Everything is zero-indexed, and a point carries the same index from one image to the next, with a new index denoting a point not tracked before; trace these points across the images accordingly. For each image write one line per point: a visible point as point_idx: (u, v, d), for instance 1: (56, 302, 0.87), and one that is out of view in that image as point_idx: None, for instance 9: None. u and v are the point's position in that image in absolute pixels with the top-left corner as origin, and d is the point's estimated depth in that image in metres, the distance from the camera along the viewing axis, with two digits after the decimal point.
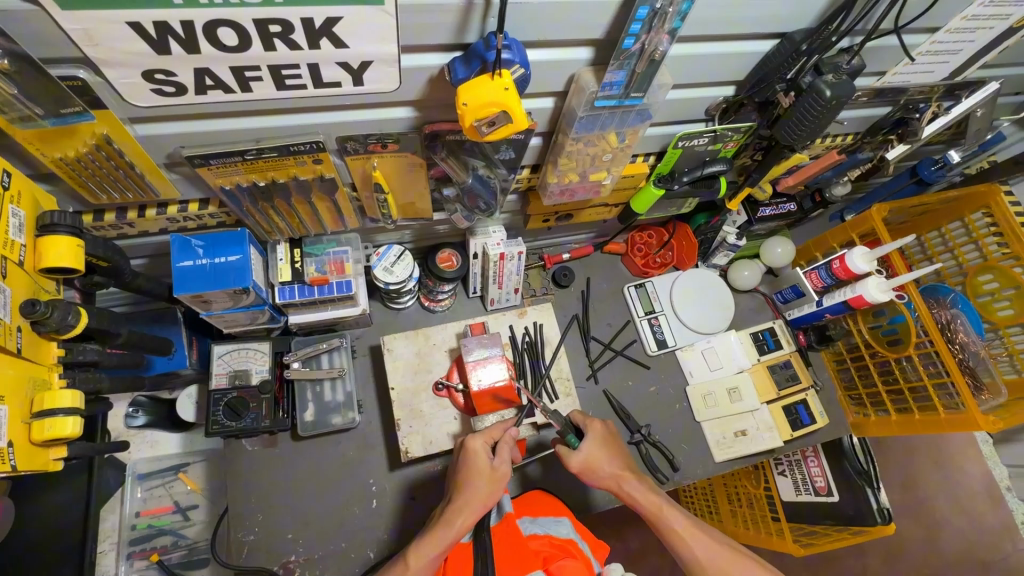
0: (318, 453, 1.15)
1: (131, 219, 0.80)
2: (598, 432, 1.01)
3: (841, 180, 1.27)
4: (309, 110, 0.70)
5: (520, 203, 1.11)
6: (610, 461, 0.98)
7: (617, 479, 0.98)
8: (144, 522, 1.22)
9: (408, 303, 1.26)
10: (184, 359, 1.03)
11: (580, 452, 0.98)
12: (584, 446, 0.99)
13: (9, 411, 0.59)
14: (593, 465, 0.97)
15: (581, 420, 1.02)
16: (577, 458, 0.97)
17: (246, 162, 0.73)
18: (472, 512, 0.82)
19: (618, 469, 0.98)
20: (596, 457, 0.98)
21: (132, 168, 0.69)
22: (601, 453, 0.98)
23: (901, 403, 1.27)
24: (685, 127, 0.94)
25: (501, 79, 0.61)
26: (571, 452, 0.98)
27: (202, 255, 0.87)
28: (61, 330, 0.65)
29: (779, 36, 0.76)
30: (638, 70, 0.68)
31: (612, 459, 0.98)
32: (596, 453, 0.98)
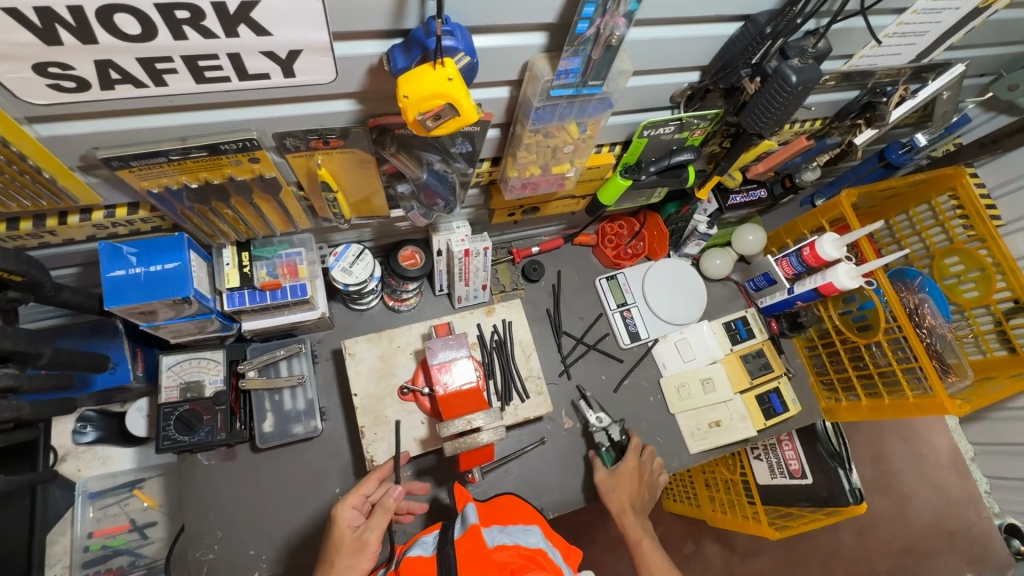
0: (280, 464, 1.10)
1: (51, 227, 0.73)
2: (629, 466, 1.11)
3: (811, 165, 1.25)
4: (238, 104, 0.63)
5: (483, 197, 1.06)
6: (625, 498, 1.08)
7: (621, 513, 1.07)
8: (98, 542, 1.15)
9: (371, 303, 1.20)
10: (128, 373, 0.97)
11: (607, 472, 1.11)
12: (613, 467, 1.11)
13: None
14: (611, 492, 1.09)
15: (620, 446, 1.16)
16: (602, 475, 1.11)
17: (172, 163, 0.66)
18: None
19: (628, 509, 1.07)
20: (617, 480, 1.09)
21: (40, 173, 0.62)
22: (625, 476, 1.09)
23: (871, 387, 1.27)
24: (650, 115, 0.90)
25: (444, 69, 0.56)
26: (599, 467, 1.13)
27: (135, 264, 0.80)
28: None
29: (743, 18, 0.72)
30: (595, 56, 0.64)
31: (629, 497, 1.08)
32: (619, 478, 1.10)
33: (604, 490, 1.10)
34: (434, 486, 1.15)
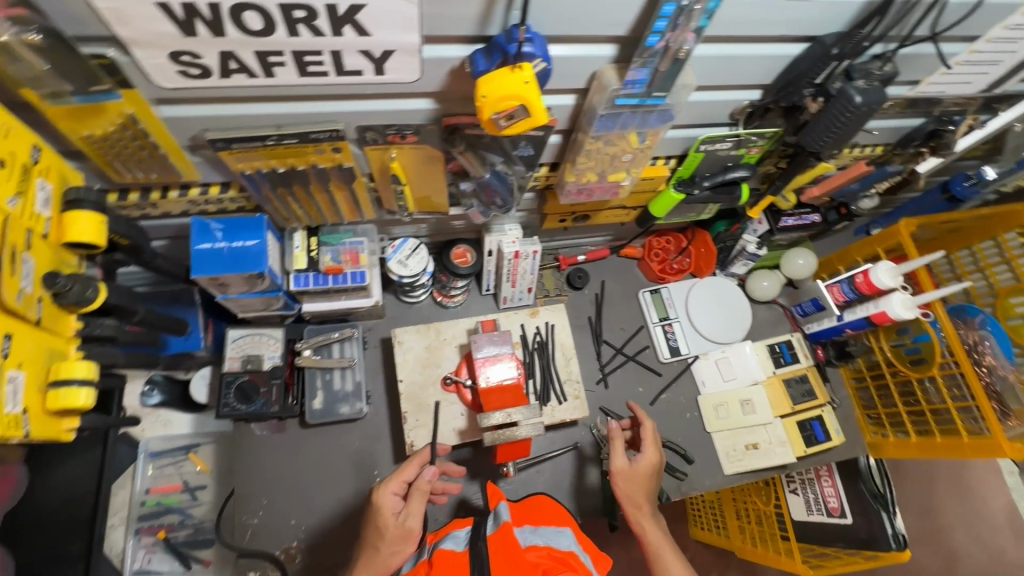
0: (324, 441, 1.15)
1: (154, 200, 0.82)
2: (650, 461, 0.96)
3: (869, 193, 1.26)
4: (329, 97, 0.70)
5: (537, 201, 1.10)
6: (642, 490, 0.93)
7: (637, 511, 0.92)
8: (153, 499, 1.23)
9: (421, 297, 1.26)
10: (199, 341, 1.05)
11: (626, 462, 0.94)
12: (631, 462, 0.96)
13: (27, 377, 0.58)
14: (627, 482, 0.93)
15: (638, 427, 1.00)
16: (620, 465, 0.94)
17: (266, 147, 0.74)
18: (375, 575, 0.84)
19: (643, 502, 0.93)
20: (637, 474, 0.94)
21: (156, 150, 0.70)
22: (644, 471, 0.94)
23: (921, 425, 1.22)
24: (708, 130, 0.92)
25: (522, 73, 0.61)
26: (619, 454, 0.95)
27: (220, 239, 0.88)
28: (80, 304, 0.66)
29: (809, 40, 0.74)
30: (662, 68, 0.67)
31: (644, 490, 0.94)
32: (639, 474, 0.94)
33: (621, 480, 0.93)
34: (467, 478, 1.18)
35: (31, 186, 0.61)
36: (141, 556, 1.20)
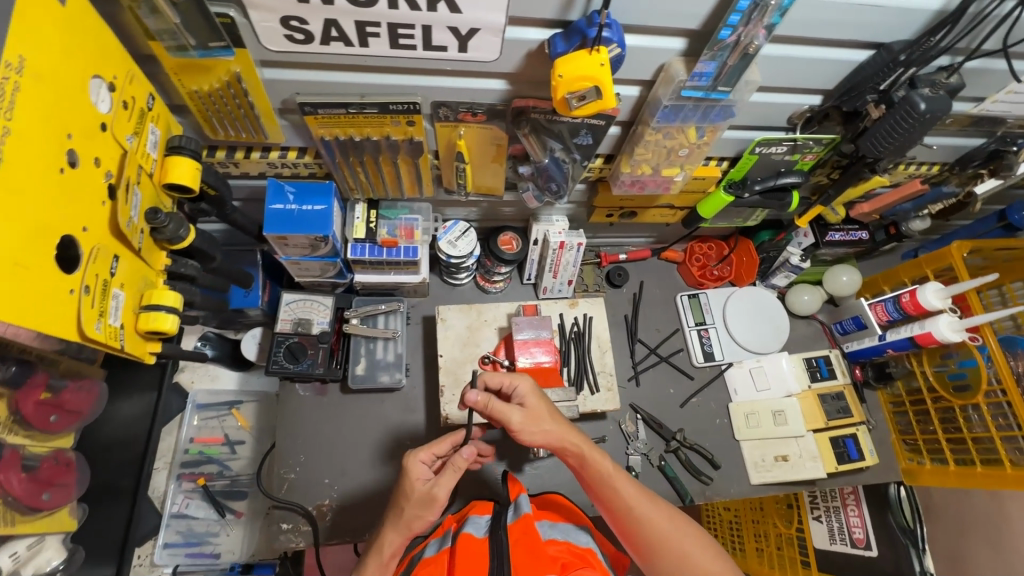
0: (361, 408, 1.20)
1: (238, 158, 0.89)
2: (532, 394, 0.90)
3: (921, 214, 1.22)
4: (411, 71, 0.75)
5: (587, 194, 1.13)
6: (552, 421, 0.89)
7: (563, 441, 0.89)
8: (196, 448, 1.30)
9: (465, 280, 1.30)
10: (257, 299, 1.11)
11: (520, 412, 0.87)
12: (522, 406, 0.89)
13: (126, 297, 0.64)
14: (534, 429, 0.87)
15: (501, 381, 0.90)
16: (517, 417, 0.87)
17: (348, 115, 0.79)
18: (401, 535, 0.87)
19: (561, 429, 0.89)
20: (537, 413, 0.88)
21: (252, 109, 0.76)
22: (538, 405, 0.89)
23: (961, 454, 1.19)
24: (765, 133, 0.94)
25: (598, 56, 0.64)
26: (508, 410, 0.87)
27: (292, 201, 0.94)
28: (173, 241, 0.72)
29: (876, 47, 0.76)
30: (729, 63, 0.70)
31: (553, 417, 0.90)
32: (537, 411, 0.89)
33: (526, 428, 0.87)
34: (495, 459, 1.20)
35: (144, 129, 0.68)
36: (181, 500, 1.26)
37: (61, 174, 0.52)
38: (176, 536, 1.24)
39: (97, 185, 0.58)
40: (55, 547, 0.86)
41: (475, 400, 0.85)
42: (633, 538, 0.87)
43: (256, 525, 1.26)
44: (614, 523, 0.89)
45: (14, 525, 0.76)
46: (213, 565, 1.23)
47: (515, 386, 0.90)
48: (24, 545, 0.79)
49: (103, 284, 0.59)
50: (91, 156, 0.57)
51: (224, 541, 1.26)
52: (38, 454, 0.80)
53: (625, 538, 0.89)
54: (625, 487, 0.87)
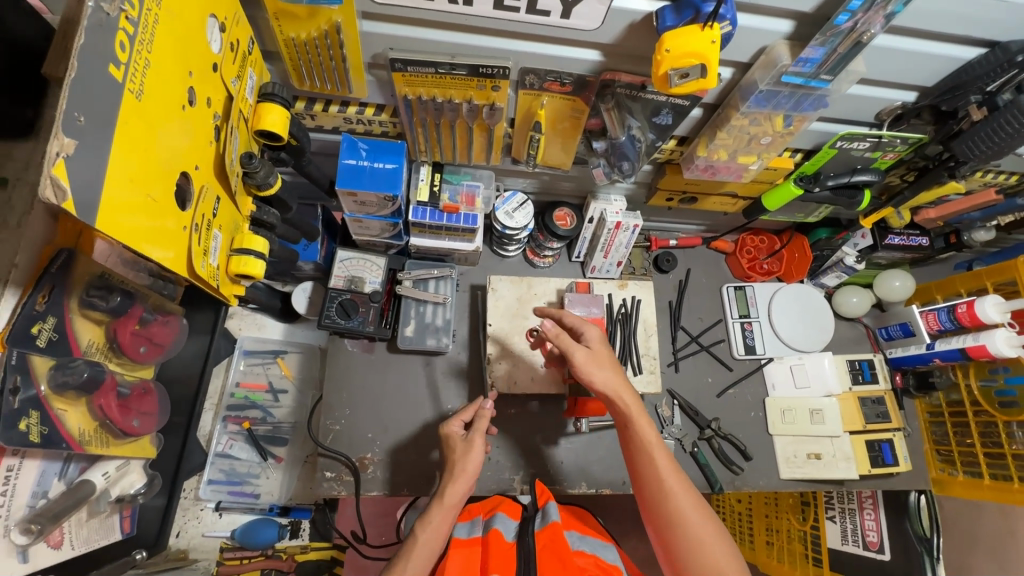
0: (405, 368, 1.22)
1: (317, 111, 0.89)
2: (597, 337, 0.92)
3: (987, 224, 1.20)
4: (506, 34, 0.75)
5: (652, 175, 1.12)
6: (613, 368, 0.89)
7: (619, 393, 0.88)
8: (241, 392, 1.34)
9: (514, 252, 1.31)
10: (316, 254, 1.14)
11: (584, 350, 0.89)
12: (587, 345, 0.91)
13: (222, 238, 0.65)
14: (594, 370, 0.88)
15: (575, 322, 0.94)
16: (580, 354, 0.88)
17: (436, 75, 0.79)
18: (463, 484, 0.94)
19: (619, 380, 0.88)
20: (600, 357, 0.89)
21: (343, 62, 0.76)
22: (604, 350, 0.90)
23: (997, 469, 1.19)
24: (849, 127, 0.91)
25: (710, 32, 0.63)
26: (573, 346, 0.89)
27: (364, 157, 0.95)
28: (262, 187, 0.73)
29: (990, 45, 0.73)
30: (840, 50, 0.68)
31: (615, 367, 0.90)
32: (599, 354, 0.90)
33: (590, 368, 0.88)
34: (532, 429, 1.22)
35: (244, 73, 0.68)
36: (225, 441, 1.30)
37: (182, 110, 0.53)
38: (219, 473, 1.28)
39: (207, 125, 0.59)
40: (137, 472, 0.91)
41: (545, 328, 0.91)
42: (656, 514, 0.84)
43: (294, 474, 1.31)
44: (641, 493, 0.87)
45: (106, 446, 0.79)
46: (253, 505, 1.28)
47: (585, 330, 0.93)
48: (114, 465, 0.84)
49: (207, 223, 0.60)
50: (204, 95, 0.58)
51: (264, 483, 1.30)
52: (129, 381, 0.83)
53: (648, 515, 0.86)
54: (665, 464, 0.85)
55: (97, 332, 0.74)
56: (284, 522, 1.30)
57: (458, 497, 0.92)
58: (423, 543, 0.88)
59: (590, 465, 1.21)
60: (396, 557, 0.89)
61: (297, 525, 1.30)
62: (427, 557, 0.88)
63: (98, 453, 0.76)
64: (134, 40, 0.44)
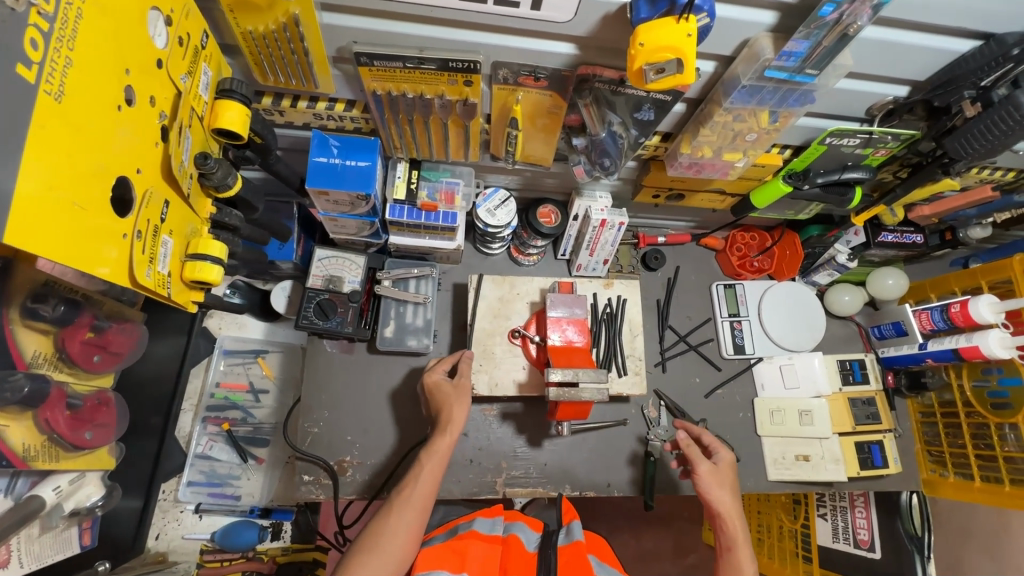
0: (385, 369, 1.19)
1: (284, 107, 0.86)
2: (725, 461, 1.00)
3: (983, 221, 1.17)
4: (476, 27, 0.71)
5: (636, 171, 1.08)
6: (730, 494, 0.96)
7: (729, 515, 0.95)
8: (222, 393, 1.31)
9: (498, 250, 1.27)
10: (291, 253, 1.11)
11: (709, 466, 0.98)
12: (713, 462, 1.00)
13: (173, 244, 0.62)
14: (712, 486, 0.96)
15: (710, 441, 1.04)
16: (704, 468, 0.97)
17: (404, 70, 0.75)
18: (458, 418, 1.01)
19: (731, 507, 0.95)
20: (721, 476, 0.97)
21: (306, 57, 0.73)
22: (728, 472, 0.98)
23: (988, 471, 1.17)
24: (839, 123, 0.88)
25: (686, 25, 0.59)
26: (700, 459, 0.98)
27: (335, 155, 0.91)
28: (220, 188, 0.70)
29: (984, 37, 0.70)
30: (825, 43, 0.65)
31: (732, 493, 0.97)
32: (722, 475, 0.98)
33: (710, 487, 0.96)
34: (514, 431, 1.20)
35: (197, 69, 0.64)
36: (204, 442, 1.28)
37: (118, 111, 0.50)
38: (199, 475, 1.26)
39: (151, 126, 0.56)
40: (93, 484, 0.88)
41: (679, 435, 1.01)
42: None
43: (276, 475, 1.30)
44: None
45: (55, 461, 0.76)
46: (233, 507, 1.26)
47: (717, 450, 1.02)
48: (66, 480, 0.81)
49: (154, 229, 0.57)
50: (147, 94, 0.55)
51: (246, 484, 1.29)
52: (82, 391, 0.80)
53: None
54: None
55: (44, 343, 0.72)
56: (266, 523, 1.27)
57: (458, 429, 1.00)
58: (429, 470, 0.95)
59: (574, 467, 1.19)
60: (401, 486, 0.94)
61: (278, 527, 1.27)
62: (432, 483, 0.94)
63: (47, 468, 0.74)
64: (49, 37, 0.41)
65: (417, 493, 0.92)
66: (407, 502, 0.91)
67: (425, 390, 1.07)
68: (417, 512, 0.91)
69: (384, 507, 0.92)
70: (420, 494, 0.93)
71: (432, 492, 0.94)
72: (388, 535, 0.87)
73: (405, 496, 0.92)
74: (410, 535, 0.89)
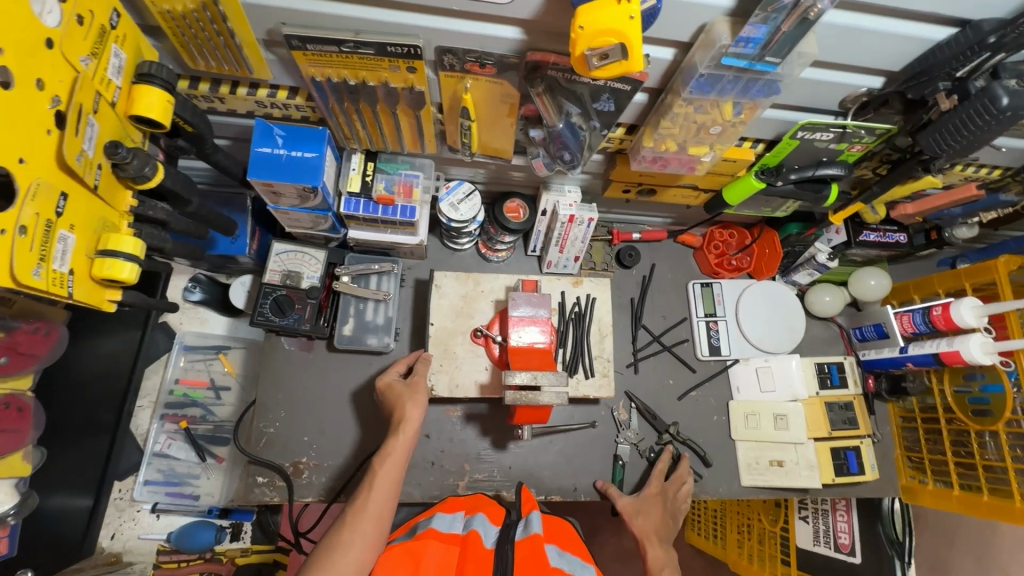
0: (345, 367, 1.16)
1: (223, 94, 0.81)
2: (654, 494, 1.11)
3: (969, 221, 1.11)
4: (414, 8, 0.66)
5: (604, 165, 1.03)
6: (644, 521, 1.07)
7: (647, 537, 1.06)
8: (181, 389, 1.27)
9: (466, 246, 1.23)
10: (245, 247, 1.07)
11: (627, 498, 1.10)
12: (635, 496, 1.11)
13: (77, 240, 0.58)
14: (631, 515, 1.07)
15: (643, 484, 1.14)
16: (622, 501, 1.09)
17: (340, 55, 0.70)
18: (413, 421, 0.97)
19: (646, 532, 1.06)
20: (637, 505, 1.09)
21: (232, 38, 0.68)
22: (650, 500, 1.10)
23: (968, 479, 1.12)
24: (811, 116, 0.83)
25: (628, 6, 0.55)
26: (617, 495, 1.10)
27: (280, 145, 0.86)
28: (137, 180, 0.65)
29: (961, 24, 0.65)
30: (784, 29, 0.60)
31: (651, 521, 1.07)
32: (643, 504, 1.09)
33: (628, 516, 1.07)
34: (478, 433, 1.16)
35: (105, 50, 0.59)
36: (163, 440, 1.24)
37: None
38: (157, 474, 1.24)
39: (39, 112, 0.51)
40: (5, 492, 0.84)
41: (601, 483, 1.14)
42: None
43: (236, 474, 1.26)
44: None
45: None
46: (192, 507, 1.24)
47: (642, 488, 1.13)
48: None
49: (46, 225, 0.53)
50: (31, 76, 0.50)
51: (205, 483, 1.26)
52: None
53: None
54: None
55: None
56: (224, 523, 1.25)
57: (413, 428, 0.97)
58: (385, 473, 0.91)
59: (540, 470, 1.15)
60: (357, 495, 0.89)
61: (238, 528, 1.25)
62: (389, 487, 0.90)
63: None
64: None
65: (374, 500, 0.87)
66: (362, 511, 0.85)
67: (379, 390, 1.06)
68: (375, 522, 0.85)
69: (338, 519, 0.86)
70: (377, 500, 0.87)
71: (390, 498, 0.89)
72: (344, 546, 0.81)
73: (361, 504, 0.87)
74: (369, 543, 0.82)
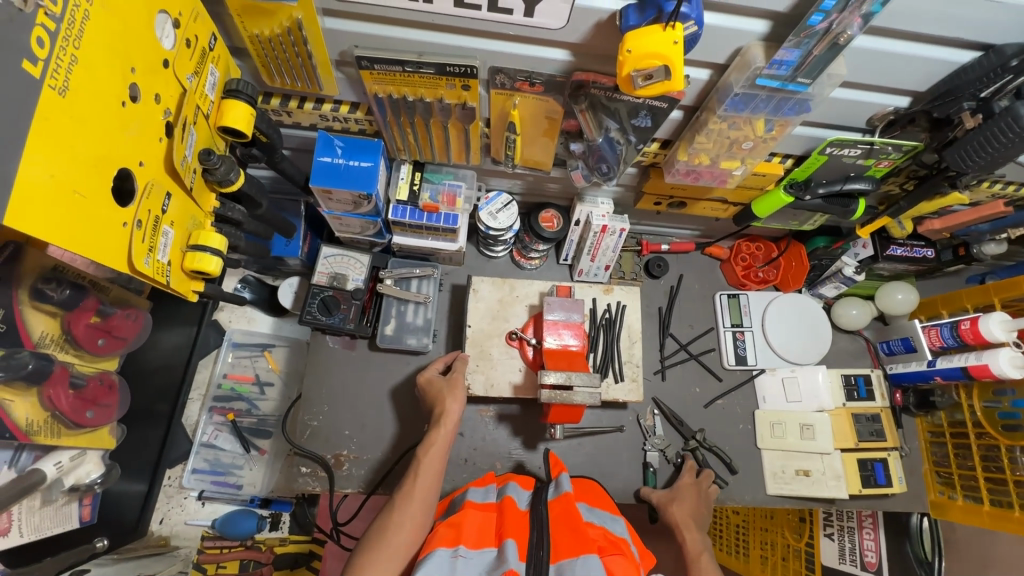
0: (385, 366, 1.22)
1: (291, 108, 0.89)
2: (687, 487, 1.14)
3: (997, 237, 1.13)
4: (473, 33, 0.73)
5: (637, 177, 1.09)
6: (681, 509, 1.09)
7: (684, 525, 1.07)
8: (228, 383, 1.35)
9: (501, 253, 1.29)
10: (297, 250, 1.15)
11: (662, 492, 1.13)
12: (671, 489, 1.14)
13: (174, 234, 0.65)
14: (665, 505, 1.10)
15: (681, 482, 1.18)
16: (657, 494, 1.13)
17: (401, 74, 0.77)
18: (453, 416, 1.02)
19: (683, 519, 1.07)
20: (673, 495, 1.12)
21: (309, 59, 0.76)
22: (684, 491, 1.13)
23: (999, 495, 1.12)
24: (839, 133, 0.87)
25: (672, 33, 0.60)
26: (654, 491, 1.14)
27: (339, 155, 0.94)
28: (223, 183, 0.73)
29: (984, 48, 0.69)
30: (815, 53, 0.65)
31: (686, 509, 1.09)
32: (678, 494, 1.12)
33: (663, 506, 1.10)
34: (510, 433, 1.20)
35: (203, 70, 0.67)
36: (210, 431, 1.32)
37: (123, 107, 0.54)
38: (204, 463, 1.31)
39: (155, 122, 0.59)
40: (93, 462, 0.91)
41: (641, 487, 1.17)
42: None
43: (277, 466, 1.34)
44: None
45: (59, 437, 0.81)
46: (234, 496, 1.30)
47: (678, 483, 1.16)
48: (67, 456, 0.85)
49: (154, 220, 0.61)
50: (153, 91, 0.58)
51: (247, 474, 1.32)
52: (86, 372, 0.85)
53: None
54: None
55: (51, 324, 0.78)
56: (265, 513, 1.32)
57: (453, 422, 1.02)
58: (428, 463, 0.95)
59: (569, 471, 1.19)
60: (403, 483, 0.94)
61: (277, 518, 1.32)
62: (433, 476, 0.94)
63: (50, 444, 0.79)
64: (56, 36, 0.45)
65: (419, 488, 0.92)
66: (409, 497, 0.90)
67: (420, 386, 1.11)
68: (420, 508, 0.90)
69: (386, 505, 0.91)
70: (422, 487, 0.92)
71: (434, 487, 0.94)
72: (393, 530, 0.86)
73: (408, 490, 0.91)
74: (415, 526, 0.87)
